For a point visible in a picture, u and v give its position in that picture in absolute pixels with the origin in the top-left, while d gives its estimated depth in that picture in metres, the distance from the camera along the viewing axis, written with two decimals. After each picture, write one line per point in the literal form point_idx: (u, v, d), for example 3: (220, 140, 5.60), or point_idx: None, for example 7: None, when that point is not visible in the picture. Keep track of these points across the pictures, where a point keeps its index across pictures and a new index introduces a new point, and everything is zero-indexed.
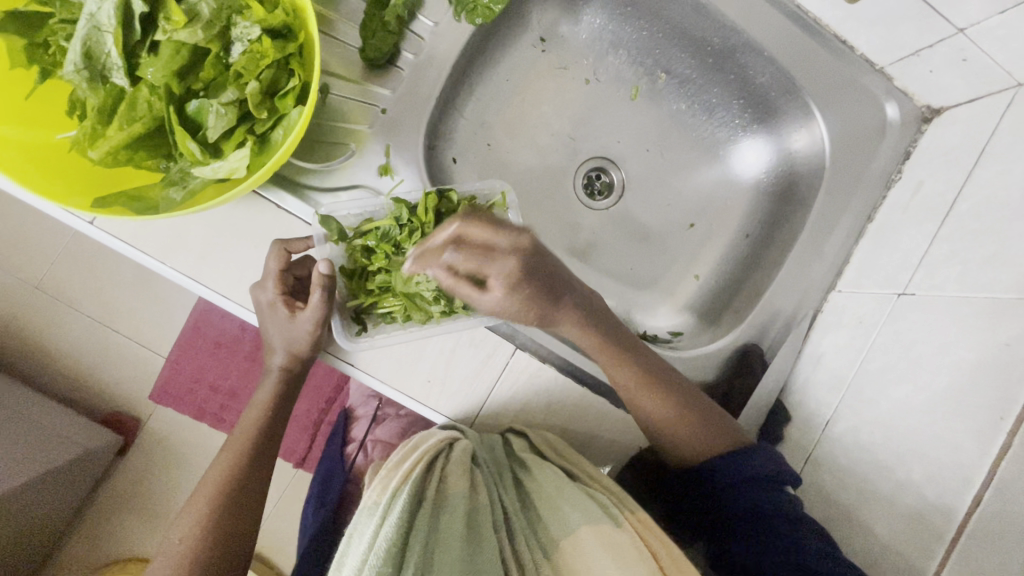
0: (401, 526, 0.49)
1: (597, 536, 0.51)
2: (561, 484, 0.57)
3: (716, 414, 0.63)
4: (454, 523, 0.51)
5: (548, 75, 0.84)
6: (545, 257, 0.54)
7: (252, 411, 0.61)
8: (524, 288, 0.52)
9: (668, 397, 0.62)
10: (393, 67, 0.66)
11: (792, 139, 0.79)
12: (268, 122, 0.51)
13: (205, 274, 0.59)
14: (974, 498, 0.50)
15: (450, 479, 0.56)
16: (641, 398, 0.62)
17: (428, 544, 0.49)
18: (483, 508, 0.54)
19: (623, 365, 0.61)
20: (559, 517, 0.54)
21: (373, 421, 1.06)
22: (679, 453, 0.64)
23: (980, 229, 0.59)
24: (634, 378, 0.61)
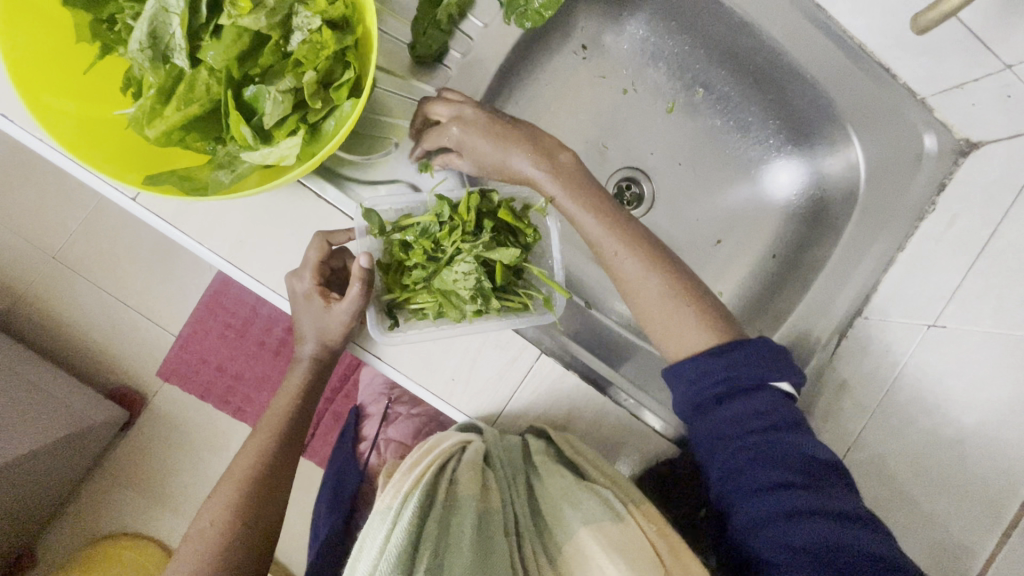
0: (411, 533, 0.49)
1: (599, 538, 0.52)
2: (569, 486, 0.57)
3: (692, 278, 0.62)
4: (465, 527, 0.52)
5: (587, 83, 0.84)
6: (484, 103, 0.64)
7: (279, 402, 0.62)
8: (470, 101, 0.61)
9: (643, 252, 0.61)
10: (439, 66, 0.67)
11: (827, 163, 0.80)
12: (320, 111, 0.52)
13: (240, 258, 0.60)
14: (1001, 537, 0.49)
15: (461, 483, 0.56)
16: (622, 259, 0.61)
17: (439, 549, 0.50)
18: (495, 513, 0.55)
19: (586, 208, 0.61)
20: (562, 521, 0.55)
21: (383, 420, 1.07)
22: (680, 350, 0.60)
23: (1016, 266, 0.59)
24: (600, 224, 0.61)
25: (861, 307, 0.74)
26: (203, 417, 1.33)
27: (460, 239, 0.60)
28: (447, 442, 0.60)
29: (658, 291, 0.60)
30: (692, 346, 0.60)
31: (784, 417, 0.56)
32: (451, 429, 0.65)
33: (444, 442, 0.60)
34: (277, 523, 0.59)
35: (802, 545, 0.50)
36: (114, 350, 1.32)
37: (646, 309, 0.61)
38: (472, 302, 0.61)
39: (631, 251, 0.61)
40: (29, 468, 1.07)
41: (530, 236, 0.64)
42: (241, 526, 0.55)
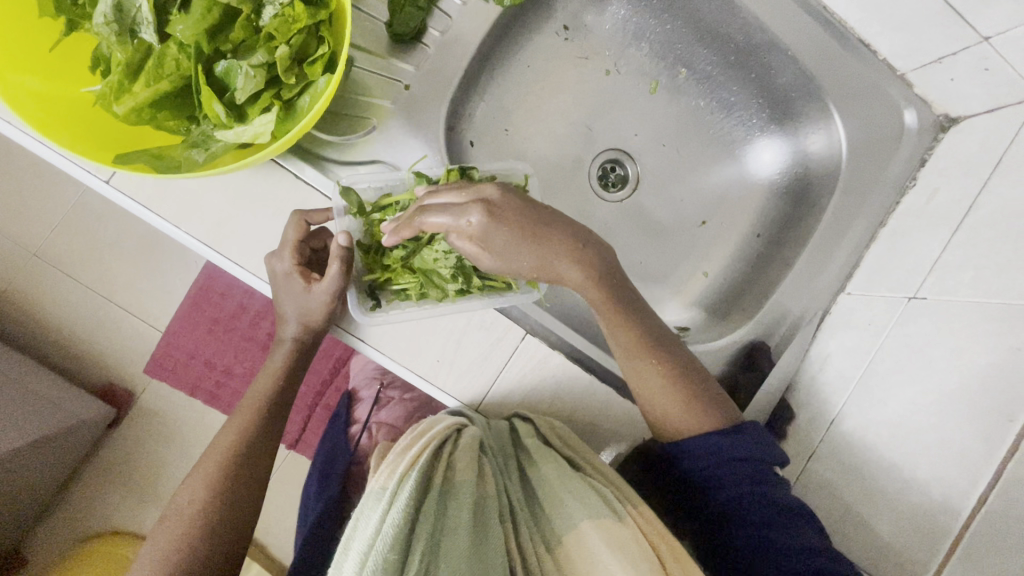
0: (407, 515, 0.46)
1: (599, 532, 0.49)
2: (565, 476, 0.55)
3: (713, 387, 0.62)
4: (461, 513, 0.49)
5: (570, 64, 0.84)
6: (514, 193, 0.55)
7: (260, 383, 0.61)
8: (505, 218, 0.53)
9: (664, 362, 0.60)
10: (419, 44, 0.66)
11: (809, 141, 0.80)
12: (295, 88, 0.51)
13: (218, 242, 0.59)
14: (980, 497, 0.50)
15: (457, 468, 0.54)
16: (638, 363, 0.60)
17: (435, 533, 0.47)
18: (491, 500, 0.52)
19: (621, 326, 0.59)
20: (561, 512, 0.52)
21: (375, 404, 1.06)
22: (665, 429, 0.61)
23: (993, 237, 0.59)
24: (633, 340, 0.60)
25: (844, 283, 0.75)
26: (191, 411, 1.32)
27: None
28: (443, 422, 0.59)
29: (666, 392, 0.60)
30: (687, 428, 0.60)
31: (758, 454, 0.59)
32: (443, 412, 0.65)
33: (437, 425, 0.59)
34: (256, 505, 0.58)
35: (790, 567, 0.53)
36: (99, 347, 1.31)
37: (648, 405, 0.61)
38: (454, 281, 0.60)
39: (654, 362, 0.60)
40: (14, 467, 1.06)
41: None
42: (218, 507, 0.55)
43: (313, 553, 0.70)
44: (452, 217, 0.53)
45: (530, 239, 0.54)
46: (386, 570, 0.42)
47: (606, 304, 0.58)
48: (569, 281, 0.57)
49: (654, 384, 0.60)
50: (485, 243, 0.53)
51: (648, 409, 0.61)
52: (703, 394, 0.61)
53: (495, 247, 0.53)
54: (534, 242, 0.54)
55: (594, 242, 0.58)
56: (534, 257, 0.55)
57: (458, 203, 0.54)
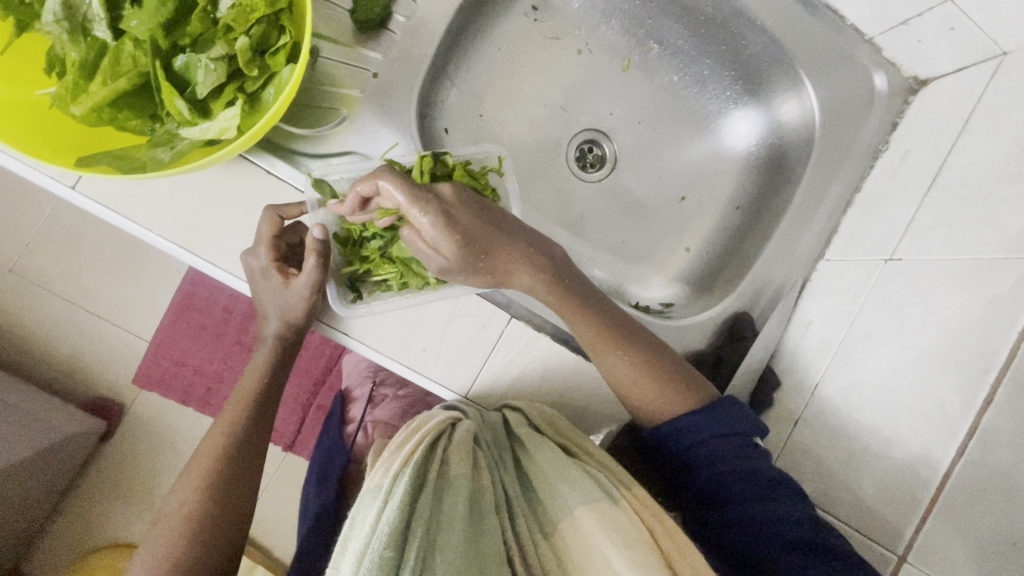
0: (403, 510, 0.46)
1: (595, 515, 0.48)
2: (558, 460, 0.55)
3: (684, 370, 0.62)
4: (456, 505, 0.48)
5: (541, 46, 0.83)
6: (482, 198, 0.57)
7: (244, 385, 0.61)
8: (465, 211, 0.53)
9: (632, 352, 0.60)
10: (384, 30, 0.65)
11: (782, 110, 0.80)
12: (258, 80, 0.50)
13: (192, 243, 0.59)
14: (959, 448, 0.49)
15: (451, 464, 0.53)
16: (606, 354, 0.60)
17: (432, 526, 0.46)
18: (486, 491, 0.52)
19: (585, 321, 0.59)
20: (557, 498, 0.52)
21: (369, 403, 1.04)
22: (648, 415, 0.62)
23: (963, 194, 0.60)
24: (597, 334, 0.60)
25: (823, 249, 0.76)
26: (183, 419, 1.31)
27: None
28: (436, 419, 0.59)
29: (635, 379, 0.60)
30: (660, 411, 0.61)
31: (741, 427, 0.60)
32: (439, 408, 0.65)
33: (431, 421, 0.59)
34: (249, 507, 0.58)
35: (786, 539, 0.53)
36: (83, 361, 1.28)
37: (619, 392, 0.62)
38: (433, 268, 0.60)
39: (621, 352, 0.60)
40: (3, 487, 1.04)
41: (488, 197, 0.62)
42: (208, 512, 0.54)
43: (313, 549, 0.70)
44: (408, 199, 0.51)
45: (489, 233, 0.54)
46: (384, 567, 0.41)
47: (563, 302, 0.58)
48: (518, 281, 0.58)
49: (622, 373, 0.60)
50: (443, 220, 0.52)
51: (625, 396, 0.62)
52: (672, 371, 0.61)
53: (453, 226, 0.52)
54: (492, 235, 0.54)
55: (544, 244, 0.58)
56: (489, 251, 0.54)
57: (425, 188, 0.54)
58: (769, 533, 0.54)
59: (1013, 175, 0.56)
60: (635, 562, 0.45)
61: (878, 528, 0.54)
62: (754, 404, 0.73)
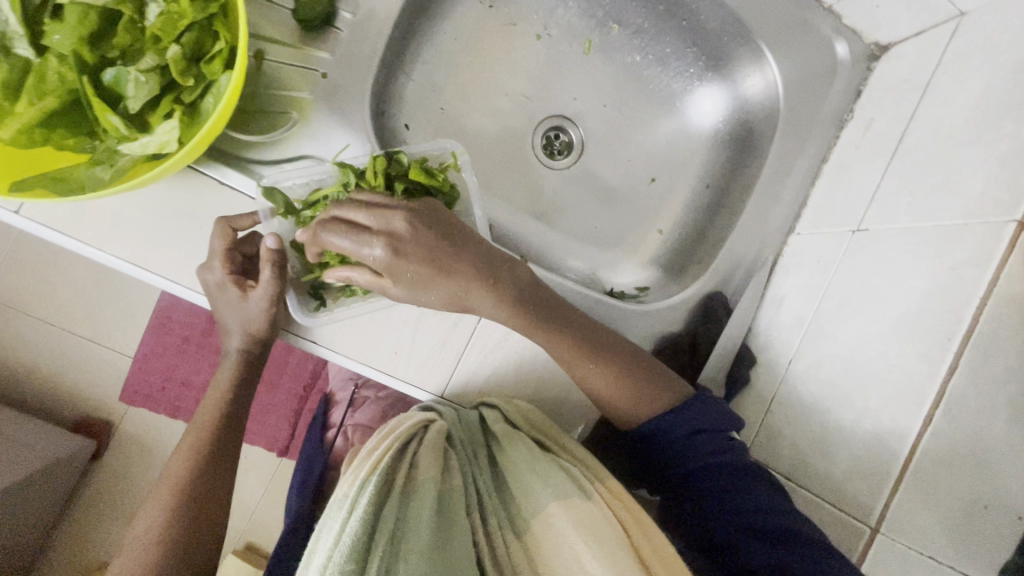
0: (367, 520, 0.46)
1: (567, 513, 0.48)
2: (532, 457, 0.55)
3: (657, 375, 0.61)
4: (423, 509, 0.48)
5: (499, 33, 0.81)
6: (438, 217, 0.54)
7: (206, 402, 0.59)
8: (410, 254, 0.51)
9: (603, 362, 0.59)
10: (330, 29, 0.63)
11: (746, 84, 0.79)
12: (195, 90, 0.49)
13: (149, 260, 0.57)
14: (926, 418, 0.49)
15: (420, 467, 0.53)
16: (575, 365, 0.59)
17: (396, 533, 0.46)
18: (456, 492, 0.52)
19: (553, 337, 0.58)
20: (530, 497, 0.52)
21: (350, 406, 1.04)
22: (617, 416, 0.62)
23: (925, 160, 0.60)
24: (566, 348, 0.58)
25: (793, 223, 0.76)
26: (171, 433, 1.30)
27: None
28: (409, 421, 0.58)
29: (605, 386, 0.60)
30: (631, 416, 0.61)
31: (717, 421, 0.60)
32: (415, 408, 0.65)
33: (403, 424, 0.58)
34: (219, 526, 0.57)
35: (755, 528, 0.54)
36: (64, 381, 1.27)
37: (591, 398, 0.62)
38: None
39: (590, 362, 0.59)
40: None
41: (448, 194, 0.60)
42: (174, 535, 0.53)
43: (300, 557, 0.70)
44: (354, 244, 0.50)
45: (440, 275, 0.53)
46: None
47: (527, 322, 0.57)
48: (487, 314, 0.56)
49: (593, 381, 0.60)
50: (388, 272, 0.52)
51: (598, 402, 0.62)
52: (646, 373, 0.60)
53: (400, 276, 0.52)
54: (444, 275, 0.53)
55: (505, 270, 0.55)
56: (445, 290, 0.53)
57: (368, 228, 0.51)
58: (738, 522, 0.55)
59: (973, 137, 0.55)
60: (603, 557, 0.45)
61: (851, 501, 0.53)
62: (731, 383, 0.73)
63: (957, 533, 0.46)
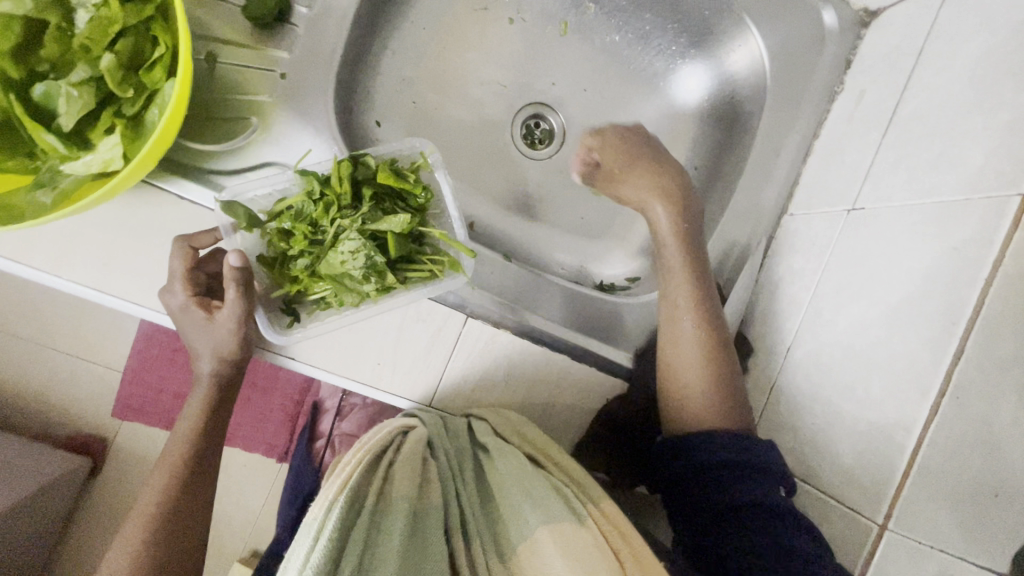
0: (333, 548, 0.42)
1: (555, 537, 0.47)
2: (520, 470, 0.54)
3: (738, 386, 0.62)
4: (394, 532, 0.45)
5: (470, 19, 0.77)
6: (643, 137, 0.70)
7: (178, 429, 0.55)
8: (627, 147, 0.69)
9: (710, 325, 0.62)
10: (286, 25, 0.59)
11: (731, 59, 0.76)
12: (137, 100, 0.45)
13: (109, 283, 0.54)
14: (931, 408, 0.47)
15: (395, 481, 0.51)
16: (684, 316, 0.62)
17: (365, 560, 0.43)
18: (432, 509, 0.50)
19: (685, 275, 0.63)
20: (518, 518, 0.50)
21: (338, 415, 1.03)
22: (692, 395, 0.61)
23: (922, 132, 0.57)
24: (690, 293, 0.63)
25: (785, 204, 0.73)
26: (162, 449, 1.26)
27: (339, 216, 0.53)
28: (383, 431, 0.57)
29: (698, 351, 0.61)
30: (704, 401, 0.60)
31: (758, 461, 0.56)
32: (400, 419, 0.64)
33: (378, 433, 0.57)
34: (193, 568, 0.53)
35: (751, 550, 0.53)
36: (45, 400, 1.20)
37: (671, 368, 0.62)
38: (369, 281, 0.54)
39: (698, 323, 0.62)
40: None
41: (421, 196, 0.57)
42: None
43: None
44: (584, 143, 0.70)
45: (643, 162, 0.68)
46: None
47: (676, 246, 0.65)
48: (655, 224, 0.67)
49: (689, 343, 0.61)
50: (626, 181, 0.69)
51: (680, 370, 0.61)
52: (724, 356, 0.62)
53: (631, 176, 0.68)
54: (652, 167, 0.68)
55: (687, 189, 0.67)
56: (647, 183, 0.67)
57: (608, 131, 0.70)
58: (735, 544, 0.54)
59: (971, 106, 0.52)
60: None
61: (859, 497, 0.51)
62: None
63: (966, 525, 0.44)
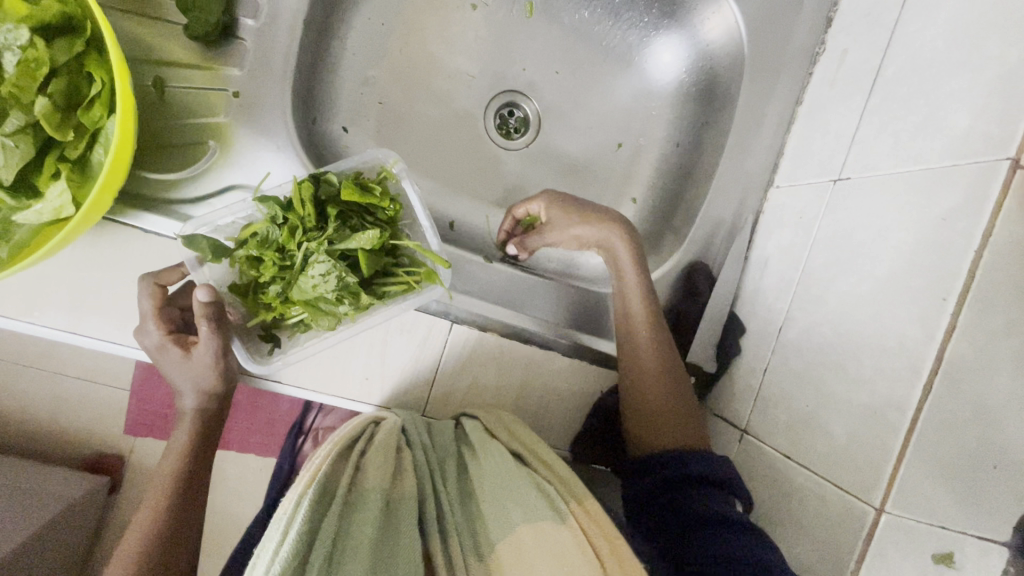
0: (301, 541, 0.43)
1: (536, 534, 0.48)
2: (505, 466, 0.55)
3: (694, 407, 0.65)
4: (365, 525, 0.46)
5: (431, 8, 0.74)
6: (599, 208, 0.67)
7: (165, 462, 0.54)
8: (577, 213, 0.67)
9: (663, 358, 0.64)
10: (233, 40, 0.57)
11: (706, 28, 0.72)
12: (80, 142, 0.44)
13: (84, 325, 0.53)
14: (924, 387, 0.45)
15: (366, 474, 0.51)
16: (640, 355, 0.64)
17: (334, 552, 0.44)
18: (405, 499, 0.51)
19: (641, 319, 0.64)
20: (498, 512, 0.51)
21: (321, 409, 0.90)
22: (651, 428, 0.64)
23: (908, 93, 0.54)
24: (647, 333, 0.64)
25: (771, 177, 0.71)
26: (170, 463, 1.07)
27: (306, 239, 0.51)
28: (356, 420, 0.57)
29: (655, 386, 0.63)
30: (665, 434, 0.63)
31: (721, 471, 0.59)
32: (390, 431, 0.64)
33: (347, 427, 0.57)
34: None
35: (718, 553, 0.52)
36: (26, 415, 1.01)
37: (631, 402, 0.64)
38: (344, 302, 0.53)
39: (655, 359, 0.64)
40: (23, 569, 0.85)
41: (389, 208, 0.56)
42: None
43: None
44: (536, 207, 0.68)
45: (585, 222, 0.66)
46: None
47: (631, 292, 0.65)
48: (580, 234, 0.67)
49: (647, 381, 0.63)
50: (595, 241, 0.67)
51: (640, 405, 0.64)
52: (681, 388, 0.64)
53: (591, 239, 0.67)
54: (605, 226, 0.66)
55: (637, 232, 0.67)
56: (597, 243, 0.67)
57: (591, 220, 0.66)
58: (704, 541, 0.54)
59: (956, 63, 0.49)
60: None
61: (853, 479, 0.49)
62: (722, 356, 0.69)
63: (965, 495, 0.45)
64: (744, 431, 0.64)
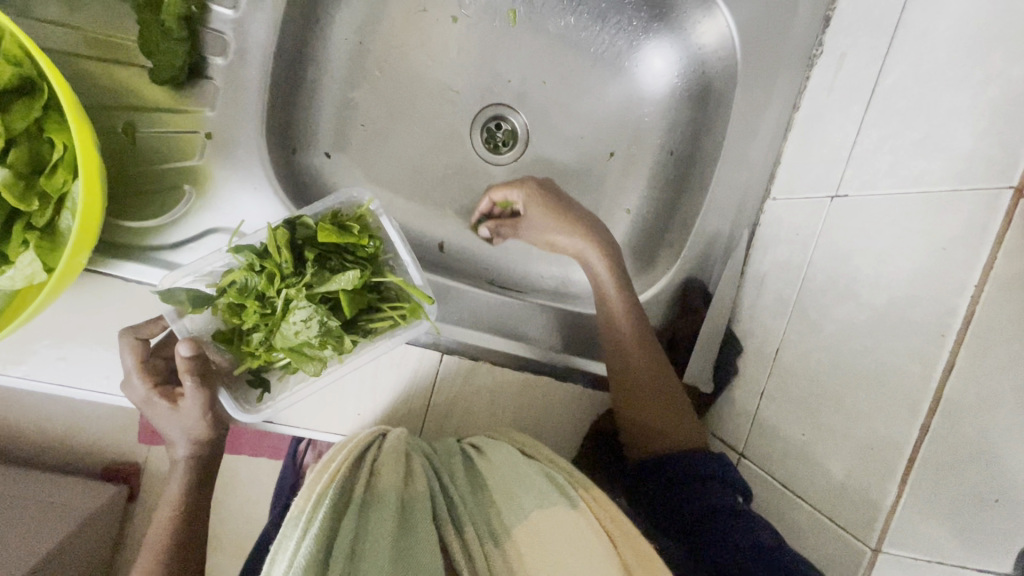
0: (322, 540, 0.43)
1: (553, 519, 0.49)
2: (515, 460, 0.55)
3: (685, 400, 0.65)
4: (383, 523, 0.46)
5: (410, 22, 0.71)
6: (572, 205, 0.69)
7: (160, 513, 0.54)
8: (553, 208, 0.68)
9: (650, 354, 0.64)
10: (203, 79, 0.55)
11: (698, 33, 0.69)
12: (46, 208, 0.44)
13: (71, 379, 0.53)
14: (923, 426, 0.44)
15: (380, 474, 0.51)
16: (630, 355, 0.64)
17: (355, 550, 0.44)
18: (419, 496, 0.50)
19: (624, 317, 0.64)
20: (511, 500, 0.51)
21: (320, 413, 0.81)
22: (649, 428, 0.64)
23: (908, 107, 0.51)
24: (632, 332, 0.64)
25: (769, 188, 0.69)
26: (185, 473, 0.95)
27: (285, 285, 0.51)
28: (366, 430, 0.57)
29: (647, 386, 0.64)
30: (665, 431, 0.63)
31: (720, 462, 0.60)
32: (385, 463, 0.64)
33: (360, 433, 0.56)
34: None
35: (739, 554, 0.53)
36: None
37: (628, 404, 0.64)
38: (328, 346, 0.52)
39: (644, 358, 0.64)
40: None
41: (369, 245, 0.55)
42: None
43: None
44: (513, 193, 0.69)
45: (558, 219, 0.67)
46: None
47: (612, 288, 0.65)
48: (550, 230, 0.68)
49: (640, 381, 0.64)
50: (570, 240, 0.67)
51: (637, 405, 0.64)
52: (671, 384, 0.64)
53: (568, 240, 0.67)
54: (577, 223, 0.67)
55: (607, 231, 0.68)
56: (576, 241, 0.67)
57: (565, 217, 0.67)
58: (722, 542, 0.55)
59: (957, 79, 0.47)
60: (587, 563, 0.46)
61: (852, 515, 0.48)
62: (719, 374, 0.68)
63: None
64: (741, 454, 0.63)
